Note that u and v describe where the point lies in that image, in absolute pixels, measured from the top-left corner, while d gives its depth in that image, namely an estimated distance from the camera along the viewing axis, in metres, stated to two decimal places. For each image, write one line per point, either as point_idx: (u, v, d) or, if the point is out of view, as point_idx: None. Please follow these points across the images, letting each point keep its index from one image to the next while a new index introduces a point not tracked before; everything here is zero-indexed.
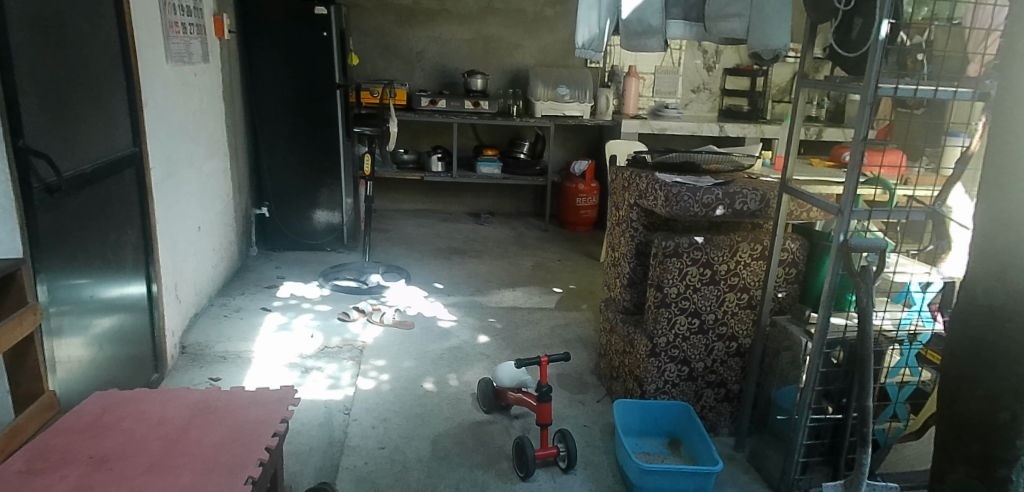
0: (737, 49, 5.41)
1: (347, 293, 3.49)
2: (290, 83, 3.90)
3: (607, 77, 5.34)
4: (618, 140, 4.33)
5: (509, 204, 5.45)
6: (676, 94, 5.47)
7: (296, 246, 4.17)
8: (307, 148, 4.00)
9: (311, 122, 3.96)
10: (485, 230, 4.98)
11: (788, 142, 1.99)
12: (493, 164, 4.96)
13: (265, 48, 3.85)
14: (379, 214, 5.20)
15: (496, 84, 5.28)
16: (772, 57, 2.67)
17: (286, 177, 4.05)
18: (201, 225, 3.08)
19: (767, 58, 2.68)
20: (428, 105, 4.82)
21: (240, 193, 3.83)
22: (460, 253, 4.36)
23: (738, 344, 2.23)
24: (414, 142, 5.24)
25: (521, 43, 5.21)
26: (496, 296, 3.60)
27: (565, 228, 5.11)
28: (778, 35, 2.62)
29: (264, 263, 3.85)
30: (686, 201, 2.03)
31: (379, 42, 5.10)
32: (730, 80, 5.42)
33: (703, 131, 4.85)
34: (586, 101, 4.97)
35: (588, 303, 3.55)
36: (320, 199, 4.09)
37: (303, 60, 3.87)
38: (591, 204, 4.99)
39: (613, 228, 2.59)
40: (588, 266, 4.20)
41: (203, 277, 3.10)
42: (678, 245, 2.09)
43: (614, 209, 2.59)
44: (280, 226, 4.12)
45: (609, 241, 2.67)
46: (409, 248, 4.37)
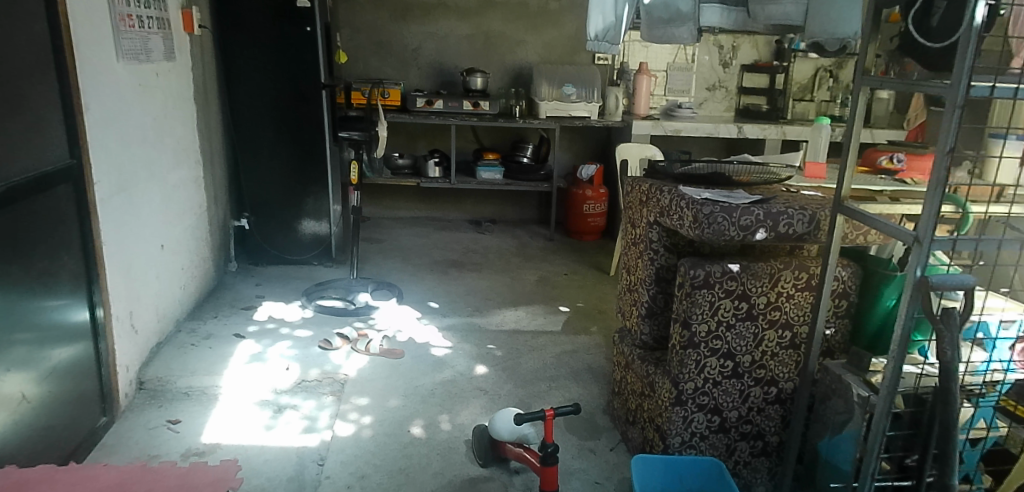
0: (754, 44, 5.04)
1: (332, 314, 3.17)
2: (271, 83, 3.58)
3: (615, 75, 4.99)
4: (630, 143, 3.98)
5: (512, 211, 5.12)
6: (690, 93, 5.12)
7: (280, 260, 3.84)
8: (291, 154, 3.68)
9: (295, 126, 3.64)
10: (486, 240, 4.65)
11: (846, 148, 1.63)
12: (494, 168, 4.63)
13: (244, 45, 3.53)
14: (373, 222, 4.88)
15: (497, 83, 4.95)
16: (836, 45, 2.99)
17: (268, 186, 3.72)
18: (166, 243, 2.75)
19: (832, 46, 3.00)
20: (425, 106, 4.49)
21: (218, 204, 3.51)
22: (458, 266, 4.03)
23: (778, 390, 1.90)
24: (410, 145, 4.91)
25: (524, 39, 4.88)
26: (496, 317, 3.26)
27: (571, 237, 4.78)
28: (846, 24, 2.97)
29: (243, 280, 3.53)
30: (720, 223, 1.67)
31: (372, 39, 4.77)
32: (747, 78, 5.07)
33: (720, 132, 4.51)
34: (594, 101, 4.64)
35: (598, 325, 3.21)
36: (306, 208, 3.76)
37: (286, 59, 3.54)
38: (600, 211, 4.65)
39: (628, 249, 2.26)
40: (596, 281, 3.86)
41: (169, 301, 2.78)
42: (708, 275, 1.76)
43: (628, 226, 2.26)
44: (262, 239, 3.79)
45: (623, 262, 2.34)
46: (403, 261, 4.04)
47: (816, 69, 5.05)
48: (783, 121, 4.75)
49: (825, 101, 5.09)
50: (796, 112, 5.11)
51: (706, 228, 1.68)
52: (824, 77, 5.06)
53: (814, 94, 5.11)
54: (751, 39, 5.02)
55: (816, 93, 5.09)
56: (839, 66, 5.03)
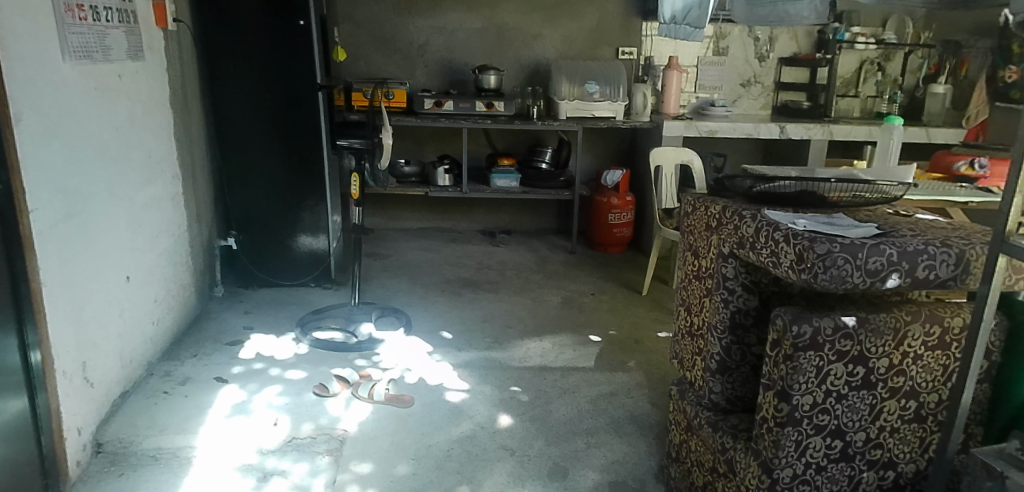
0: (793, 35, 4.61)
1: (330, 350, 2.75)
2: (261, 84, 3.17)
3: (641, 71, 4.56)
4: (665, 146, 3.51)
5: (527, 221, 4.70)
6: (722, 89, 4.68)
7: (274, 282, 3.44)
8: (285, 164, 3.27)
9: (289, 133, 3.23)
10: (501, 254, 4.22)
11: (1014, 163, 1.17)
12: (510, 175, 4.21)
13: (230, 42, 3.12)
14: (376, 235, 4.46)
15: (511, 82, 4.52)
16: None
17: (259, 200, 3.31)
18: (133, 273, 2.33)
19: None
20: (433, 108, 4.06)
21: (201, 222, 3.10)
22: (472, 286, 3.61)
23: (896, 474, 1.49)
24: (416, 150, 4.49)
25: (541, 32, 4.45)
26: (518, 350, 2.83)
27: (595, 249, 4.36)
28: None
29: (230, 308, 3.12)
30: (841, 267, 1.26)
31: (374, 35, 4.35)
32: (786, 72, 4.65)
33: (761, 132, 4.09)
34: (618, 100, 4.23)
35: (636, 359, 2.78)
36: (302, 224, 3.35)
37: (278, 57, 3.13)
38: (626, 221, 4.24)
39: (690, 283, 1.87)
40: (628, 303, 3.43)
41: (137, 342, 2.37)
42: (817, 331, 1.34)
43: (690, 255, 1.87)
44: (252, 259, 3.38)
45: (681, 299, 1.94)
46: (410, 281, 3.62)
47: (861, 61, 4.64)
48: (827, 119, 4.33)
49: (871, 96, 4.68)
50: (840, 109, 4.70)
51: (820, 273, 1.26)
52: (871, 71, 4.65)
53: (859, 89, 4.70)
54: (790, 29, 4.58)
55: (861, 89, 4.69)
56: (886, 58, 4.63)
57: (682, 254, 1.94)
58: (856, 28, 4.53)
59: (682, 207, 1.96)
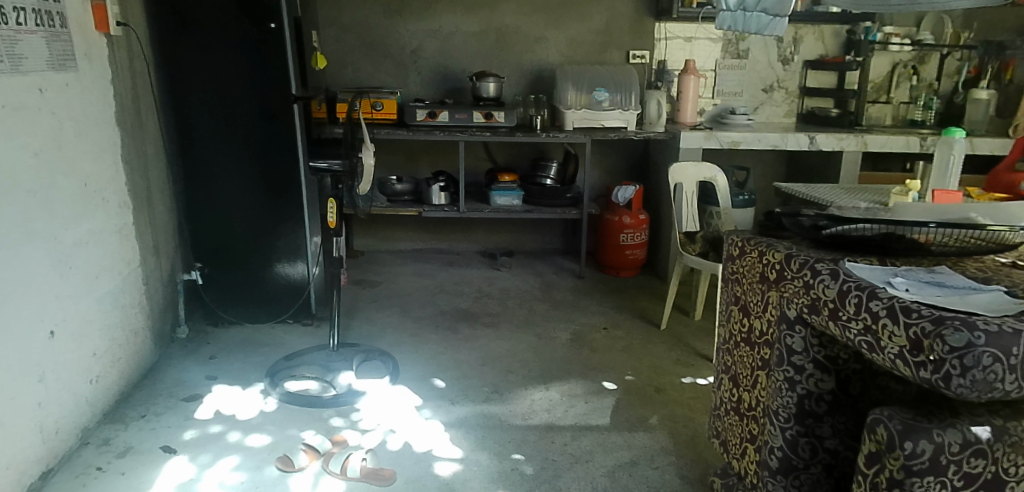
0: (820, 36, 4.21)
1: (302, 406, 2.36)
2: (227, 96, 2.78)
3: (654, 76, 4.17)
4: (685, 162, 3.10)
5: (532, 240, 4.31)
6: (743, 96, 4.29)
7: (247, 319, 3.04)
8: (258, 186, 2.88)
9: (261, 151, 2.85)
10: (502, 279, 3.84)
11: None
12: (512, 193, 3.83)
13: (190, 49, 2.72)
14: (367, 259, 4.08)
15: (513, 89, 4.14)
16: None
17: (229, 227, 2.92)
18: (61, 327, 1.94)
19: None
20: (426, 120, 3.69)
21: (162, 255, 2.72)
22: (469, 320, 3.22)
23: None
24: (410, 165, 4.11)
25: (544, 35, 4.07)
26: (521, 403, 2.44)
27: (605, 273, 3.98)
28: None
29: (194, 352, 2.74)
30: (988, 370, 0.86)
31: (363, 39, 3.98)
32: (812, 76, 4.26)
33: (788, 143, 3.68)
34: (630, 109, 3.85)
35: (659, 415, 2.39)
36: (277, 253, 2.97)
37: (246, 66, 2.74)
38: (639, 241, 3.86)
39: (737, 347, 1.49)
40: (646, 340, 3.04)
41: (67, 407, 1.98)
42: (938, 450, 0.95)
43: (738, 312, 1.48)
44: (222, 294, 2.99)
45: (724, 364, 1.56)
46: (401, 315, 3.24)
47: (894, 64, 4.25)
48: (859, 129, 3.93)
49: (904, 103, 4.29)
50: (871, 117, 4.31)
51: (956, 376, 0.87)
52: (905, 74, 4.26)
53: (891, 94, 4.31)
54: (816, 29, 4.19)
55: (893, 94, 4.30)
56: (922, 61, 4.23)
57: (726, 309, 1.56)
58: (888, 27, 4.14)
59: (724, 248, 1.58)
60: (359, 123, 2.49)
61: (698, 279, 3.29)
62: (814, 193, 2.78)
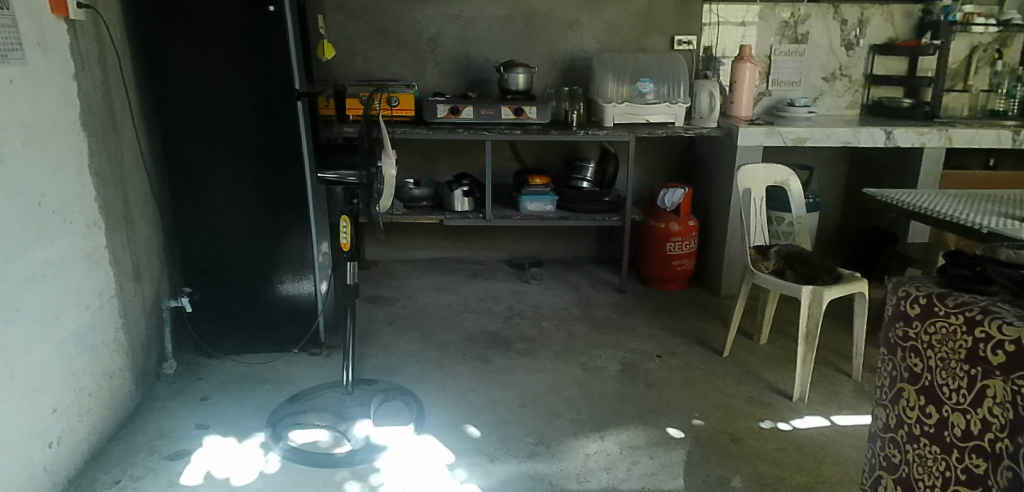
0: (888, 17, 3.76)
1: (311, 466, 1.96)
2: (219, 93, 2.37)
3: (702, 64, 3.73)
4: (754, 165, 2.68)
5: (563, 248, 3.90)
6: (802, 84, 3.85)
7: (246, 348, 2.64)
8: (258, 196, 2.48)
9: (259, 155, 2.44)
10: (535, 294, 3.42)
11: None
12: (545, 198, 3.41)
13: (174, 37, 2.31)
14: (381, 271, 3.68)
15: (543, 81, 3.70)
16: None
17: (224, 244, 2.52)
18: (5, 387, 1.55)
19: None
20: (448, 117, 3.26)
21: (145, 280, 2.32)
22: (501, 346, 2.80)
23: None
24: (429, 166, 3.68)
25: (578, 19, 3.63)
26: (574, 459, 2.03)
27: (648, 285, 3.56)
28: None
29: (185, 391, 2.35)
30: None
31: (374, 26, 3.55)
32: (879, 62, 3.83)
33: (861, 139, 3.25)
34: (678, 101, 3.41)
35: (743, 475, 1.97)
36: (279, 272, 2.57)
37: (242, 57, 2.34)
38: (688, 251, 3.44)
39: (928, 438, 1.23)
40: (708, 371, 2.62)
41: (15, 485, 1.59)
42: None
43: (928, 395, 1.23)
44: (217, 321, 2.59)
45: (901, 455, 1.31)
46: (423, 341, 2.83)
47: (973, 47, 3.79)
48: (937, 123, 3.50)
49: (983, 91, 3.82)
50: (946, 108, 3.85)
51: None
52: (985, 59, 3.80)
53: (969, 81, 3.84)
54: (885, 9, 3.74)
55: (971, 81, 3.83)
56: (1004, 44, 3.77)
57: (899, 383, 1.32)
58: (968, 5, 3.66)
59: (888, 305, 1.35)
60: (377, 120, 2.07)
61: (765, 298, 2.85)
62: (929, 208, 2.36)
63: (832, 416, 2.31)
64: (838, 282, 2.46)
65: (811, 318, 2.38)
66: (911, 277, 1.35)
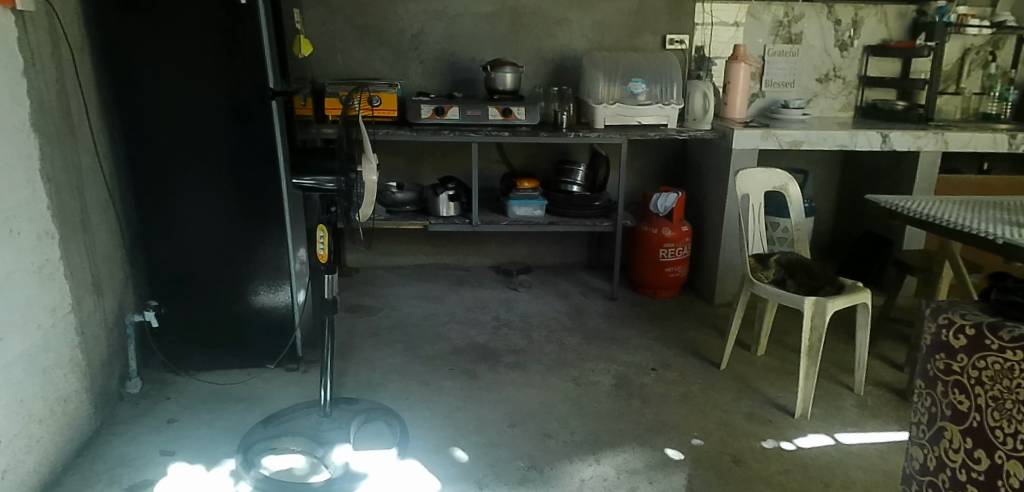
0: (883, 17, 3.68)
1: None
2: (187, 92, 2.21)
3: (695, 65, 3.62)
4: (752, 169, 2.58)
5: (551, 254, 3.77)
6: (795, 86, 3.76)
7: (219, 363, 2.48)
8: (230, 202, 2.32)
9: (232, 158, 2.28)
10: (523, 302, 3.29)
11: None
12: (534, 202, 3.27)
13: (137, 32, 2.14)
14: (362, 278, 3.52)
15: (531, 80, 3.57)
16: None
17: (193, 254, 2.35)
18: None
19: None
20: (432, 117, 3.13)
21: (106, 293, 2.16)
22: (489, 359, 2.67)
23: None
24: (412, 169, 3.54)
25: (567, 16, 3.50)
26: (569, 485, 1.90)
27: (640, 292, 3.44)
28: None
29: (149, 412, 2.18)
30: None
31: (355, 22, 3.40)
32: (872, 64, 3.75)
33: (857, 142, 3.15)
34: (670, 102, 3.30)
35: None
36: (252, 283, 2.40)
37: (212, 52, 2.18)
38: (681, 257, 3.32)
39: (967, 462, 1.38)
40: (706, 385, 2.50)
41: None
42: None
43: (968, 423, 1.38)
44: (187, 336, 2.42)
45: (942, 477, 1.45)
46: (406, 354, 2.69)
47: (966, 49, 3.73)
48: (932, 126, 3.40)
49: (977, 94, 3.76)
50: (939, 110, 3.79)
51: None
52: (978, 61, 3.73)
53: (962, 84, 3.78)
54: (879, 9, 3.66)
55: (965, 84, 3.77)
56: (998, 46, 3.71)
57: (940, 421, 1.45)
58: (962, 6, 3.59)
59: (927, 336, 1.50)
60: (355, 121, 1.92)
61: (762, 308, 2.75)
62: (937, 216, 2.26)
63: (836, 435, 2.20)
64: (840, 293, 2.36)
65: (814, 331, 2.28)
66: (953, 307, 1.49)
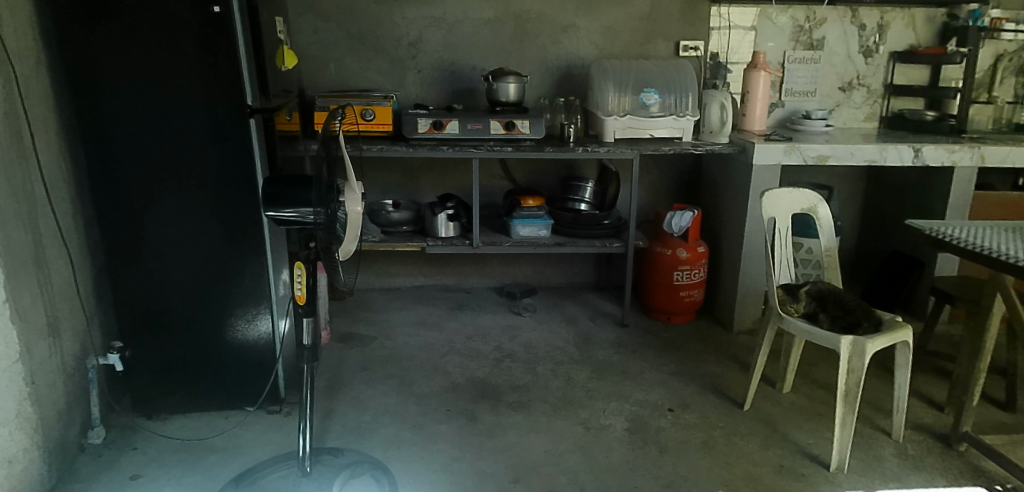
0: (911, 21, 3.45)
1: None
2: (156, 112, 1.98)
3: (710, 73, 3.39)
4: (780, 190, 2.35)
5: (558, 274, 3.55)
6: (818, 95, 3.53)
7: (194, 405, 2.27)
8: (204, 231, 2.10)
9: (205, 184, 2.06)
10: (527, 329, 3.07)
11: None
12: (539, 222, 3.05)
13: (98, 45, 1.91)
14: (357, 302, 3.31)
15: (536, 90, 3.35)
16: None
17: (163, 289, 2.13)
18: None
19: None
20: (430, 132, 2.90)
21: (65, 335, 1.94)
22: (491, 398, 2.45)
23: None
24: (410, 185, 3.32)
25: (574, 22, 3.27)
26: None
27: (653, 317, 3.22)
28: None
29: (111, 468, 1.96)
30: None
31: (348, 30, 3.18)
32: (899, 71, 3.51)
33: (888, 157, 2.91)
34: (686, 114, 3.07)
35: None
36: (229, 320, 2.18)
37: (182, 67, 1.96)
38: (697, 280, 3.09)
39: None
40: (729, 429, 2.28)
41: None
42: None
43: None
44: (158, 378, 2.20)
45: None
46: (400, 392, 2.47)
47: (1000, 55, 3.48)
48: (966, 138, 3.16)
49: (1011, 102, 3.52)
50: (970, 120, 3.55)
51: None
52: (1013, 68, 3.48)
53: (995, 92, 3.54)
54: (907, 12, 3.42)
55: (998, 92, 3.53)
56: None
57: None
58: (997, 9, 3.35)
59: None
60: (337, 135, 1.69)
61: (789, 342, 2.52)
62: (991, 247, 2.01)
63: None
64: (879, 330, 2.12)
65: (852, 374, 2.04)
66: None
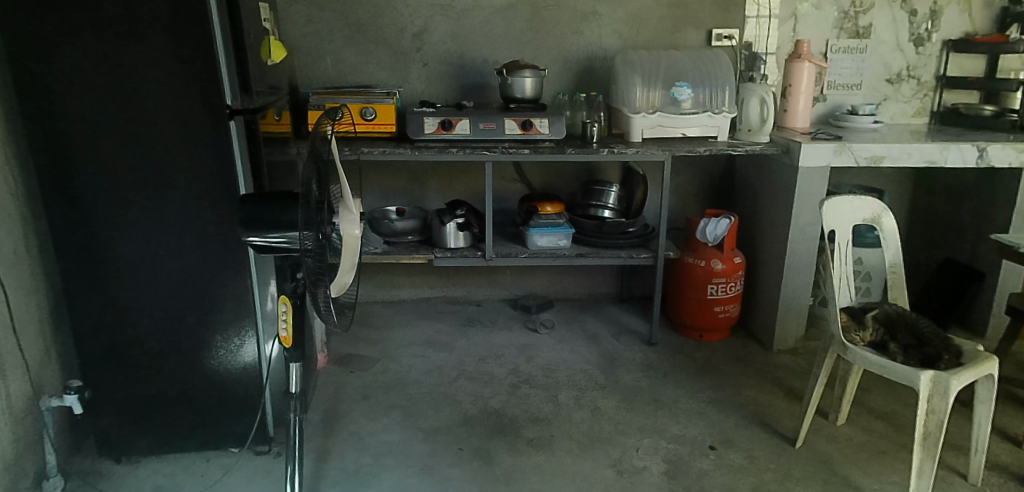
0: (967, 5, 3.12)
1: None
2: (117, 114, 1.70)
3: (746, 64, 3.08)
4: (839, 198, 2.05)
5: (577, 286, 3.26)
6: (862, 88, 3.21)
7: (170, 447, 2.00)
8: (176, 251, 1.82)
9: (177, 195, 1.78)
10: (545, 349, 2.78)
11: None
12: (559, 231, 2.74)
13: (47, 35, 1.63)
14: (358, 318, 3.03)
15: (554, 85, 3.05)
16: None
17: (128, 317, 1.85)
18: None
19: None
20: (437, 132, 2.61)
21: (12, 374, 1.67)
22: (508, 434, 2.16)
23: None
24: (415, 189, 3.03)
25: (596, 9, 2.97)
26: None
27: (684, 335, 2.92)
28: None
29: None
30: None
31: (347, 20, 2.89)
32: (953, 61, 3.19)
33: (950, 157, 2.59)
34: (721, 110, 2.76)
35: None
36: (207, 352, 1.91)
37: (148, 61, 1.67)
38: (733, 294, 2.79)
39: None
40: (782, 473, 1.98)
41: None
42: None
43: None
44: (126, 417, 1.93)
45: None
46: (405, 427, 2.18)
47: None
48: None
49: None
50: None
51: None
52: None
53: None
54: None
55: None
56: None
57: None
58: None
59: None
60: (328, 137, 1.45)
61: (845, 370, 2.22)
62: None
63: None
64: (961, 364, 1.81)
65: (932, 415, 1.74)
66: None
